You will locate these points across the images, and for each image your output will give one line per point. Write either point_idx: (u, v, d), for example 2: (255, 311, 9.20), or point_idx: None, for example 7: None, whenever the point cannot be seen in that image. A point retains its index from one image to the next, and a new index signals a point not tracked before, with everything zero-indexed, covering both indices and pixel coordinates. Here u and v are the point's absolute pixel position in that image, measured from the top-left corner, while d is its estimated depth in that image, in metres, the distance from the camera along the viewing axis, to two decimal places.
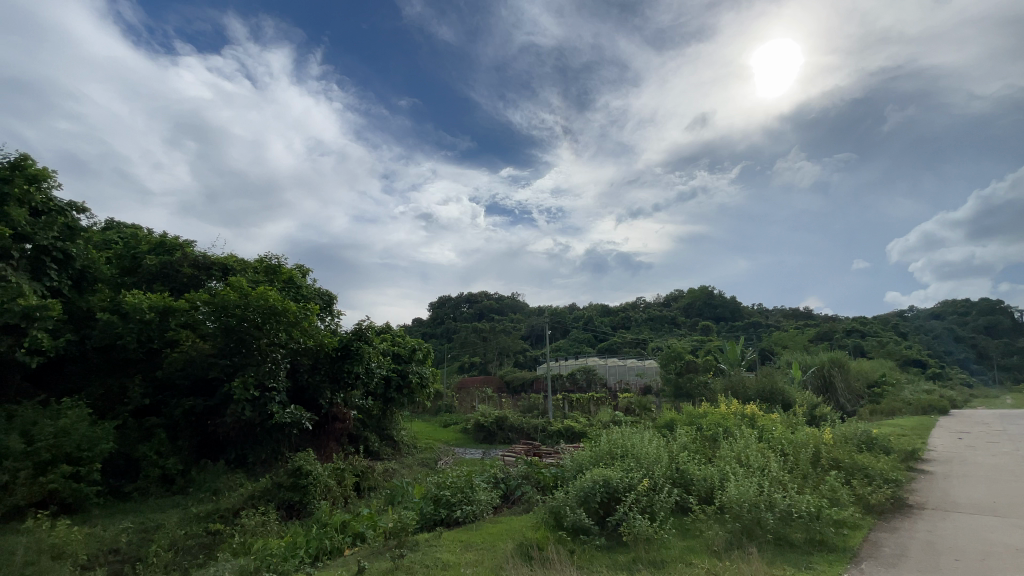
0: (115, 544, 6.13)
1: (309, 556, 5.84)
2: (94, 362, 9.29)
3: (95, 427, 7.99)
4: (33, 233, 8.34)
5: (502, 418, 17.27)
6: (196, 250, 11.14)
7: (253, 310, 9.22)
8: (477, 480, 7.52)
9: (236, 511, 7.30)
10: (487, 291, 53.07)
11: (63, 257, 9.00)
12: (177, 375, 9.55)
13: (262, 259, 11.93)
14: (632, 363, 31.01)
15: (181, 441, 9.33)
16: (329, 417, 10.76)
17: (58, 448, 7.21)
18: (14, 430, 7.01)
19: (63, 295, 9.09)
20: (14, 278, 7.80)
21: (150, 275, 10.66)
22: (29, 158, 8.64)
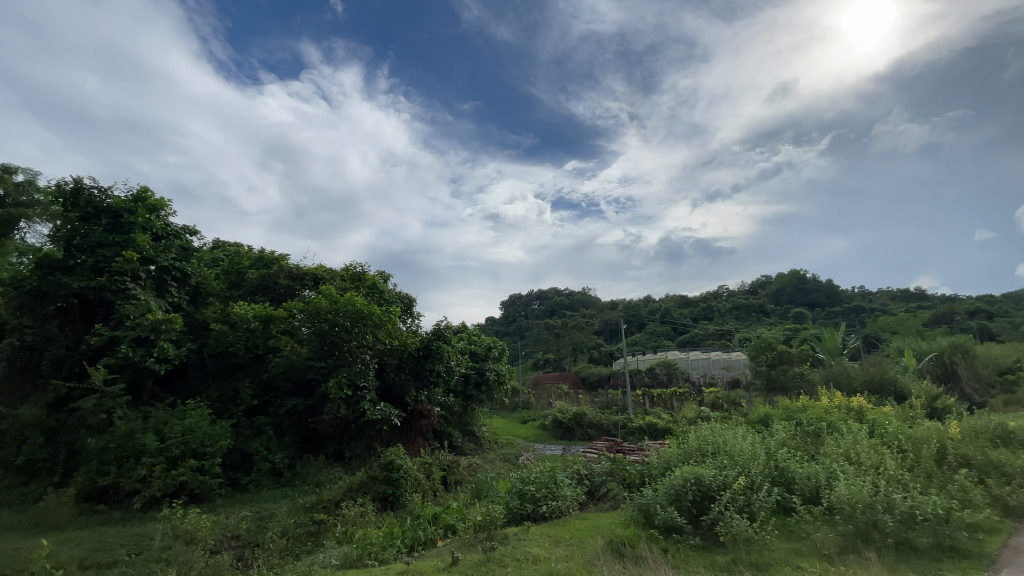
0: (237, 530, 6.80)
1: (405, 545, 6.10)
2: (211, 367, 10.37)
3: (214, 425, 8.93)
4: (155, 256, 9.56)
5: (582, 414, 17.09)
6: (290, 263, 12.09)
7: (342, 315, 9.88)
8: (561, 476, 7.48)
9: (337, 502, 7.82)
10: (558, 288, 52.82)
11: (181, 275, 10.17)
12: (280, 377, 10.42)
13: (347, 268, 12.71)
14: (716, 355, 29.49)
15: (287, 437, 10.17)
16: (415, 414, 11.22)
17: (186, 445, 8.16)
18: (150, 430, 8.05)
19: (182, 309, 10.25)
20: (141, 296, 9.01)
21: (253, 288, 11.69)
22: (148, 190, 9.83)
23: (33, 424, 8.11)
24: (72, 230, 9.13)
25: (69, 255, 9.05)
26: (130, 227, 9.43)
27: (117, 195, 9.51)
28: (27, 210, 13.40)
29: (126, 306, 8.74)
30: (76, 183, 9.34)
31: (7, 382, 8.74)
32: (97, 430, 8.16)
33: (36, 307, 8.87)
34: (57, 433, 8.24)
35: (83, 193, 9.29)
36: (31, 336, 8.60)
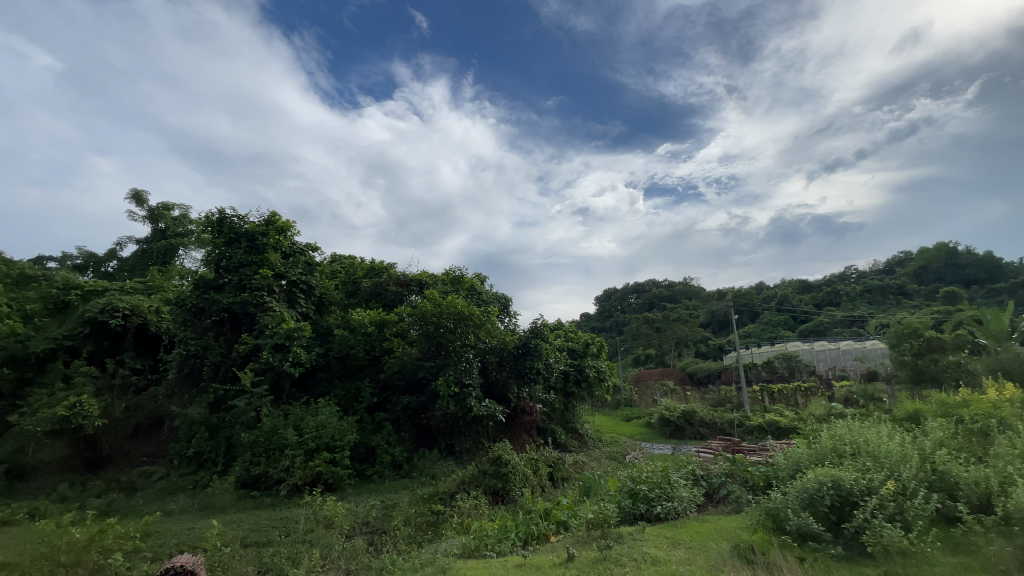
0: (366, 518, 7.37)
1: (520, 539, 6.23)
2: (335, 369, 11.45)
3: (342, 421, 9.84)
4: (285, 271, 10.83)
5: (691, 412, 16.25)
6: (397, 270, 12.98)
7: (445, 317, 10.39)
8: (674, 475, 7.18)
9: (452, 494, 8.21)
10: (656, 281, 50.76)
11: (307, 288, 11.41)
12: (395, 376, 11.20)
13: (448, 272, 13.32)
14: (846, 345, 26.38)
15: (403, 432, 10.90)
16: (518, 410, 11.44)
17: (320, 438, 9.09)
18: (291, 425, 9.12)
19: (310, 317, 11.46)
20: (277, 308, 10.32)
21: (367, 295, 12.70)
22: (277, 214, 11.10)
23: (200, 421, 9.53)
24: (220, 254, 10.59)
25: (218, 276, 10.52)
26: (264, 248, 10.73)
27: (252, 221, 10.86)
28: (184, 239, 15.81)
29: (265, 317, 10.06)
30: (220, 213, 10.82)
31: (179, 385, 10.37)
32: (248, 426, 9.40)
33: (197, 321, 10.41)
34: (218, 429, 9.59)
35: (226, 222, 10.74)
36: (195, 346, 10.13)
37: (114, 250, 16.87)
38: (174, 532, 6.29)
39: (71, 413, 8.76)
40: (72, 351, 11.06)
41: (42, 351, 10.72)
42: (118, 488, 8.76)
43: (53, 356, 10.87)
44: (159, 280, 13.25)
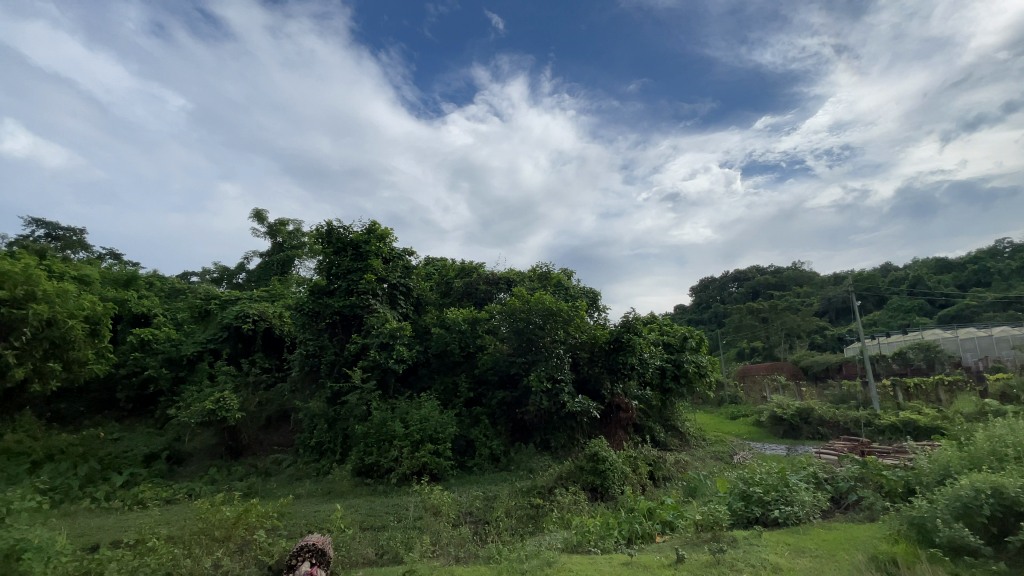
0: (470, 508, 7.62)
1: (624, 536, 6.10)
2: (434, 365, 11.94)
3: (442, 415, 10.29)
4: (387, 276, 11.64)
5: (808, 409, 14.85)
6: (486, 269, 13.31)
7: (534, 314, 10.46)
8: (793, 478, 6.58)
9: (551, 489, 8.25)
10: (759, 268, 47.06)
11: (406, 290, 12.14)
12: (489, 372, 11.49)
13: (536, 269, 13.40)
14: (1001, 332, 22.49)
15: (500, 426, 11.12)
16: (613, 407, 11.17)
17: (424, 431, 9.61)
18: (397, 418, 9.75)
19: (409, 317, 12.19)
20: (380, 309, 11.15)
21: (460, 295, 13.14)
22: (376, 223, 11.90)
23: (319, 414, 10.53)
24: (329, 262, 11.57)
25: (329, 282, 11.52)
26: (367, 254, 11.58)
27: (356, 231, 11.75)
28: (298, 251, 17.52)
29: (371, 318, 10.92)
30: (329, 226, 11.79)
31: (301, 382, 11.52)
32: (361, 418, 10.21)
33: (314, 324, 11.51)
34: (334, 421, 10.51)
35: (334, 233, 11.71)
36: (313, 346, 11.21)
37: (242, 263, 19.15)
38: (303, 513, 6.98)
39: (216, 406, 10.08)
40: (214, 353, 12.75)
41: (192, 354, 12.48)
42: (256, 473, 9.93)
43: (200, 357, 12.61)
44: (280, 288, 14.82)
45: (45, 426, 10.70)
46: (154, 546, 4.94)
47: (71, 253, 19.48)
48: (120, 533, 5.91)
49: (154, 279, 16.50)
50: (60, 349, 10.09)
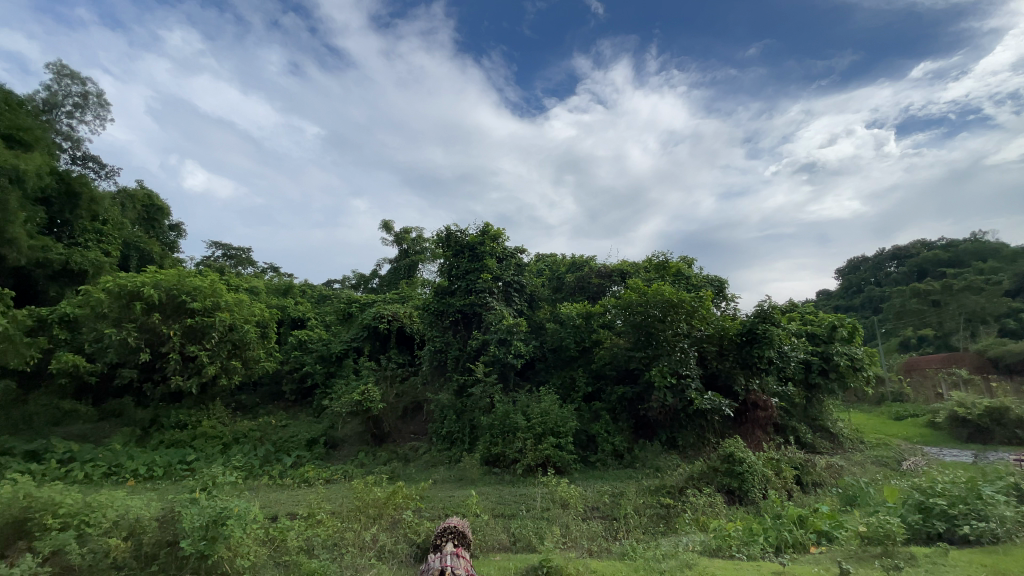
0: (597, 503, 7.50)
1: (771, 545, 5.59)
2: (552, 360, 12.00)
3: (562, 409, 10.31)
4: (501, 274, 12.01)
5: (1003, 409, 12.27)
6: (599, 262, 13.05)
7: (654, 306, 10.01)
8: (988, 489, 5.49)
9: (682, 489, 7.83)
10: (923, 243, 39.98)
11: (519, 287, 12.44)
12: (608, 367, 11.24)
13: (651, 259, 12.84)
14: None
15: (622, 422, 10.76)
16: (749, 405, 10.33)
17: (545, 424, 9.73)
18: (519, 412, 10.01)
19: (525, 313, 12.46)
20: (497, 307, 11.57)
21: (572, 290, 13.04)
22: (489, 224, 12.32)
23: (448, 405, 11.19)
24: (449, 264, 12.29)
25: (450, 283, 12.23)
26: (483, 255, 12.05)
27: (471, 233, 12.29)
28: (421, 256, 18.89)
29: (489, 315, 11.37)
30: (446, 230, 12.50)
31: (431, 376, 12.39)
32: (485, 411, 10.69)
33: (439, 322, 12.30)
34: (462, 412, 11.09)
35: (452, 237, 12.38)
36: (439, 342, 11.99)
37: (374, 269, 21.16)
38: (441, 498, 7.49)
39: (362, 398, 11.27)
40: (356, 351, 14.27)
41: (339, 352, 14.11)
42: (397, 458, 10.89)
43: (346, 354, 14.21)
44: (407, 291, 16.09)
45: (233, 413, 12.85)
46: (322, 519, 5.66)
47: (242, 269, 23.17)
48: (293, 507, 6.86)
49: (305, 287, 18.94)
50: (240, 349, 12.06)
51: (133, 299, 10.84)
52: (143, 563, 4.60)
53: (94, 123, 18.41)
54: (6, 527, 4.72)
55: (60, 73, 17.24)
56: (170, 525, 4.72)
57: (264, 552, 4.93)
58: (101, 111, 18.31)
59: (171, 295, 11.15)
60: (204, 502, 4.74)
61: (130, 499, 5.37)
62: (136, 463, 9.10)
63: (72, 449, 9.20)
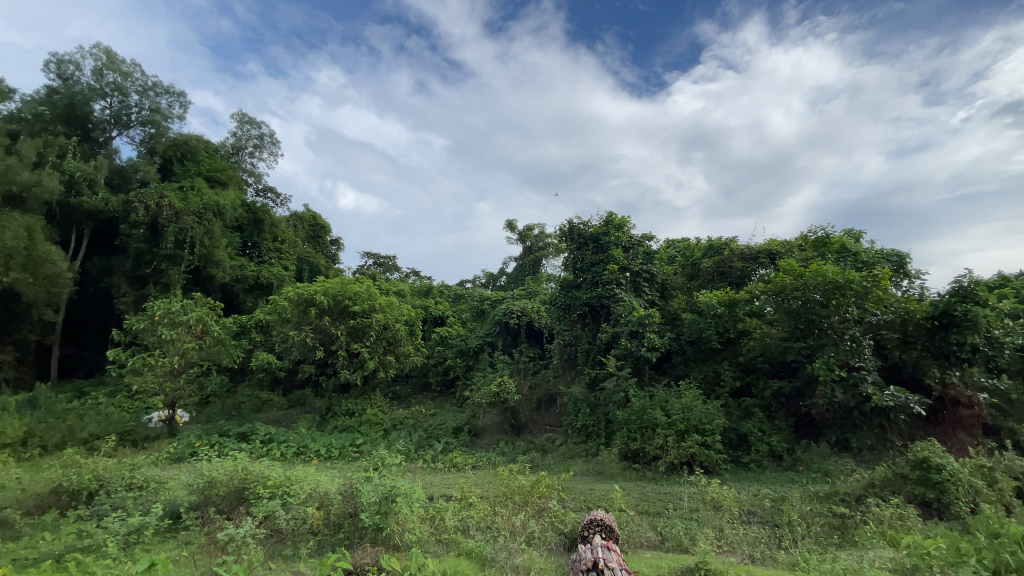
0: (753, 507, 6.84)
1: (987, 569, 4.57)
2: (691, 353, 11.28)
3: (707, 405, 9.61)
4: (629, 264, 11.61)
5: None
6: (740, 244, 11.87)
7: (813, 290, 8.87)
8: None
9: (859, 498, 6.80)
10: None
11: (650, 276, 11.93)
12: (758, 359, 10.19)
13: (805, 237, 11.36)
14: None
15: (779, 420, 9.68)
16: (946, 402, 8.62)
17: (688, 421, 9.16)
18: (658, 407, 9.57)
19: (657, 304, 11.94)
20: (627, 298, 11.23)
21: (710, 276, 12.08)
22: (613, 213, 11.99)
23: (581, 399, 11.12)
24: (574, 258, 12.25)
25: (576, 276, 12.22)
26: (608, 246, 11.77)
27: (595, 224, 12.09)
28: (544, 251, 19.18)
29: (619, 307, 11.10)
30: (569, 223, 12.46)
31: (562, 369, 12.49)
32: (621, 405, 10.44)
33: (567, 316, 12.33)
34: (596, 406, 10.96)
35: (575, 229, 12.31)
36: (569, 336, 12.05)
37: (502, 268, 22.01)
38: (583, 490, 7.50)
39: (499, 390, 11.80)
40: (491, 346, 14.99)
41: (476, 347, 14.95)
42: (535, 449, 11.17)
43: (481, 349, 15.03)
44: (534, 286, 16.45)
45: (389, 403, 14.38)
46: (474, 503, 6.03)
47: (389, 274, 25.79)
48: (447, 489, 7.41)
49: (442, 288, 20.41)
50: (392, 346, 13.44)
51: (308, 305, 12.68)
52: (332, 531, 5.35)
53: (269, 159, 21.96)
54: (230, 493, 5.87)
55: (243, 121, 20.92)
56: (351, 499, 5.44)
57: (428, 529, 5.39)
58: (273, 148, 21.76)
59: (337, 300, 12.82)
60: (375, 481, 5.43)
61: (318, 475, 6.31)
62: (318, 445, 10.65)
63: (270, 432, 11.09)
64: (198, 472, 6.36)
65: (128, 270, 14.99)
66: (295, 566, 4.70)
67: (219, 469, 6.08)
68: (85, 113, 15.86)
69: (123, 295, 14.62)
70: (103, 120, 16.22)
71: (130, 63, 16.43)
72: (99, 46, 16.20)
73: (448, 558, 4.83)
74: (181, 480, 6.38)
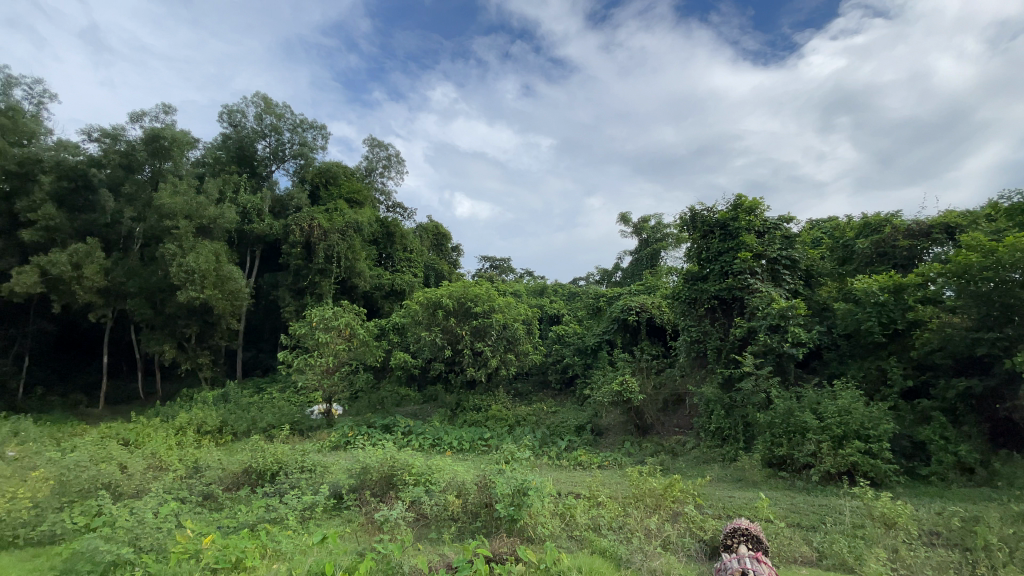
0: (935, 527, 5.79)
1: None
2: (846, 348, 9.98)
3: (870, 408, 8.35)
4: (764, 250, 10.60)
5: None
6: (906, 219, 10.12)
7: (1010, 268, 7.27)
8: None
9: None
10: None
11: (791, 263, 10.78)
12: (936, 354, 8.58)
13: (996, 204, 9.32)
14: None
15: (968, 426, 8.06)
16: None
17: (846, 425, 8.02)
18: (807, 408, 8.58)
19: (801, 294, 10.76)
20: (763, 289, 10.27)
21: (866, 259, 10.50)
22: (742, 196, 11.04)
23: (714, 399, 10.35)
24: (699, 247, 11.53)
25: (702, 267, 11.48)
26: (738, 232, 10.85)
27: (721, 210, 11.23)
28: (662, 243, 18.36)
29: (754, 299, 10.19)
30: (691, 211, 11.75)
31: (690, 367, 11.80)
32: (761, 407, 9.55)
33: (694, 311, 11.65)
34: (731, 407, 10.16)
35: (699, 217, 11.59)
36: (696, 332, 11.35)
37: (617, 263, 21.52)
38: (722, 497, 7.01)
39: (622, 389, 11.53)
40: (610, 343, 14.72)
41: (594, 344, 14.79)
42: (665, 451, 10.70)
43: (600, 347, 14.84)
44: (653, 280, 15.81)
45: (512, 400, 14.86)
46: (604, 502, 5.98)
47: (505, 276, 26.67)
48: (574, 487, 7.43)
49: (557, 286, 20.59)
50: (513, 345, 13.89)
51: (437, 307, 13.63)
52: (471, 519, 5.68)
53: (396, 176, 24.07)
54: (382, 479, 6.55)
55: (373, 145, 23.19)
56: (486, 490, 5.74)
57: (560, 525, 5.45)
58: (399, 166, 23.80)
59: (461, 302, 13.59)
60: (507, 474, 5.68)
61: (456, 467, 6.75)
62: (450, 438, 11.40)
63: (410, 425, 12.16)
64: (355, 459, 7.19)
65: (291, 284, 17.47)
66: (440, 550, 5.09)
67: (372, 456, 6.82)
68: (252, 153, 18.89)
69: (288, 305, 17.09)
70: (265, 157, 19.16)
71: (283, 105, 19.18)
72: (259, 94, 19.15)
73: (582, 555, 4.84)
74: (341, 466, 7.27)
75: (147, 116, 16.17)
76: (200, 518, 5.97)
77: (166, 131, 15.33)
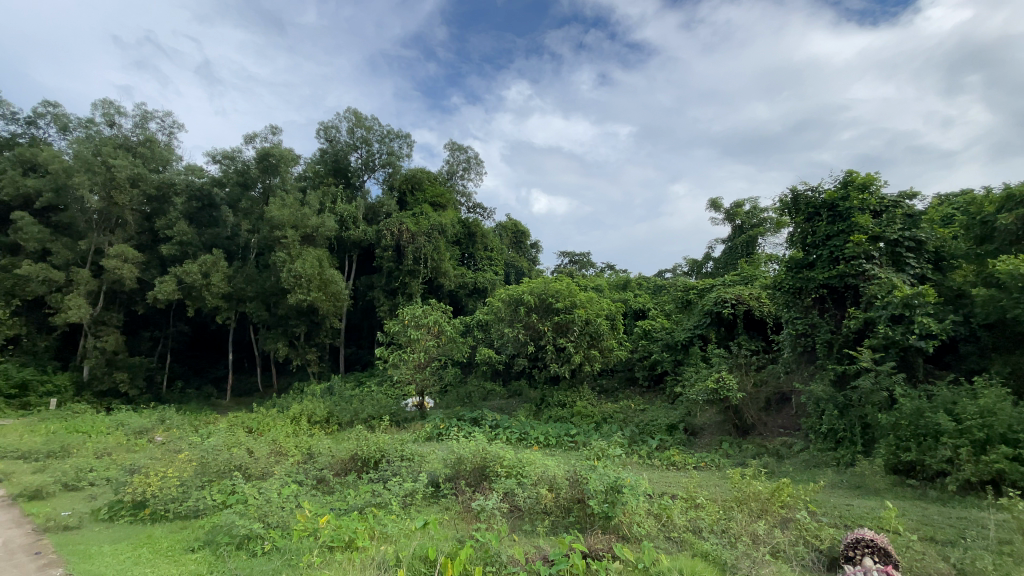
0: None
1: None
2: (989, 341, 8.71)
3: (1021, 408, 7.14)
4: (882, 232, 9.50)
5: None
6: None
7: None
8: None
9: None
10: None
11: (915, 244, 9.57)
12: None
13: None
14: None
15: None
16: None
17: (990, 428, 6.90)
18: (940, 408, 7.55)
19: (929, 279, 9.51)
20: (882, 274, 9.19)
21: (1010, 238, 8.66)
22: (853, 172, 9.96)
23: (826, 398, 9.45)
24: (803, 232, 10.59)
25: (807, 254, 10.53)
26: (849, 213, 9.81)
27: (828, 189, 10.22)
28: (760, 229, 17.10)
29: (871, 287, 9.19)
30: (793, 193, 10.81)
31: (796, 363, 10.88)
32: (883, 407, 8.57)
33: (799, 302, 10.76)
34: (847, 407, 9.21)
35: (802, 198, 10.63)
36: (803, 325, 10.47)
37: (707, 253, 20.38)
38: (839, 504, 6.41)
39: (718, 385, 10.91)
40: (703, 339, 13.98)
41: (684, 340, 14.14)
42: (769, 454, 9.95)
43: (691, 342, 14.16)
44: (749, 270, 14.77)
45: (598, 397, 14.67)
46: (702, 504, 5.71)
47: (586, 270, 26.33)
48: (669, 487, 7.15)
49: (641, 280, 19.95)
50: (597, 340, 13.71)
51: (519, 304, 13.81)
52: (564, 514, 5.70)
53: (477, 177, 24.67)
54: (476, 470, 6.77)
55: (454, 148, 23.96)
56: (578, 486, 5.74)
57: (655, 524, 5.29)
58: (479, 166, 24.37)
59: (543, 298, 13.63)
60: (600, 470, 5.64)
61: (549, 461, 6.80)
62: (537, 433, 11.51)
63: (497, 418, 12.46)
64: (451, 451, 7.50)
65: (384, 285, 18.58)
66: (536, 542, 5.17)
67: (465, 448, 7.06)
68: (346, 164, 20.33)
69: (382, 304, 18.24)
70: (358, 167, 20.56)
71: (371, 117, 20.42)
72: (350, 109, 20.56)
73: (681, 557, 4.67)
74: (437, 456, 7.62)
75: (258, 138, 18.05)
76: (315, 499, 6.59)
77: (274, 149, 16.96)
